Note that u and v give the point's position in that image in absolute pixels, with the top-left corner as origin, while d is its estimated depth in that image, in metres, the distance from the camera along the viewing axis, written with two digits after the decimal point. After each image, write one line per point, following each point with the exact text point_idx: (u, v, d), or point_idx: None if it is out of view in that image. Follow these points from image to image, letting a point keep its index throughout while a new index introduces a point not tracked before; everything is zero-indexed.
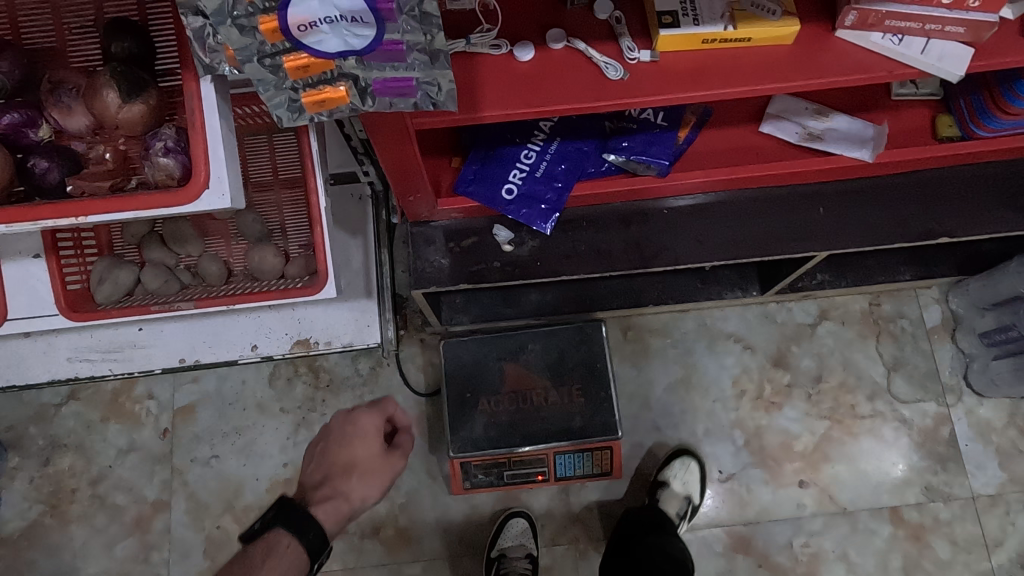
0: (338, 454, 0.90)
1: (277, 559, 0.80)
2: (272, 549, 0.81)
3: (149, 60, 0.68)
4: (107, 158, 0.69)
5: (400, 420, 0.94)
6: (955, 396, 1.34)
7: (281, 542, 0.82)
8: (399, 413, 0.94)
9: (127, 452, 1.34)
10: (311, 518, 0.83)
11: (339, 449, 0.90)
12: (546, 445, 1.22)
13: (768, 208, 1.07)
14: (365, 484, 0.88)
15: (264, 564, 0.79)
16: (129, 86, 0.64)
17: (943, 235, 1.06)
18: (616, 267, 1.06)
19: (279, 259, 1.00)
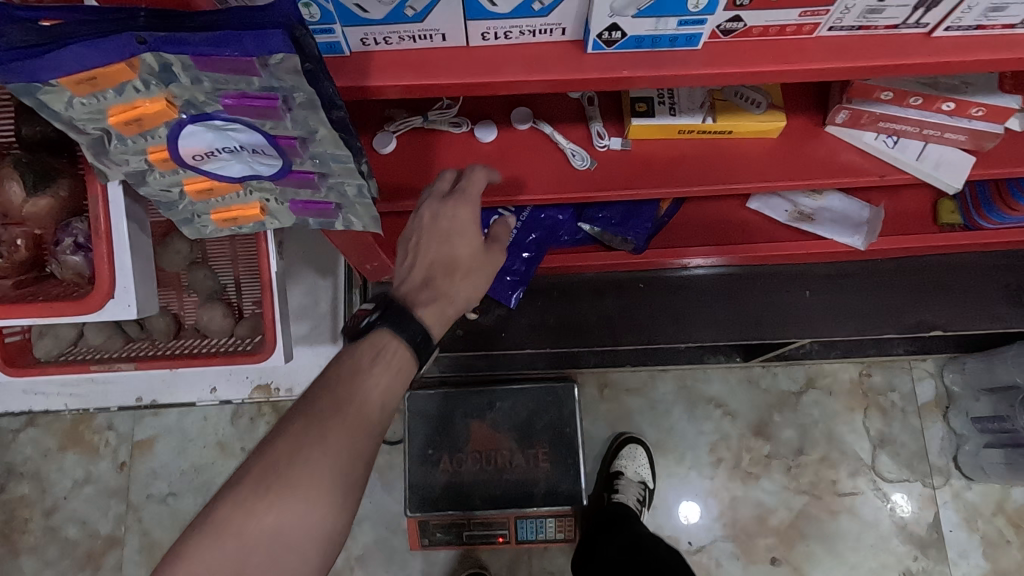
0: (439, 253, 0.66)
1: (388, 362, 0.62)
2: (379, 351, 0.62)
3: (61, 143, 0.71)
4: (19, 245, 0.70)
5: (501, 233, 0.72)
6: (942, 478, 1.28)
7: (392, 346, 0.62)
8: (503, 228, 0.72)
9: (83, 484, 1.31)
10: (414, 315, 0.64)
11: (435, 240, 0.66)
12: (508, 509, 1.18)
13: (751, 288, 1.01)
14: (467, 283, 0.68)
15: (375, 373, 0.61)
16: (36, 178, 0.66)
17: (936, 329, 0.99)
18: (585, 342, 1.01)
19: (228, 319, 0.95)
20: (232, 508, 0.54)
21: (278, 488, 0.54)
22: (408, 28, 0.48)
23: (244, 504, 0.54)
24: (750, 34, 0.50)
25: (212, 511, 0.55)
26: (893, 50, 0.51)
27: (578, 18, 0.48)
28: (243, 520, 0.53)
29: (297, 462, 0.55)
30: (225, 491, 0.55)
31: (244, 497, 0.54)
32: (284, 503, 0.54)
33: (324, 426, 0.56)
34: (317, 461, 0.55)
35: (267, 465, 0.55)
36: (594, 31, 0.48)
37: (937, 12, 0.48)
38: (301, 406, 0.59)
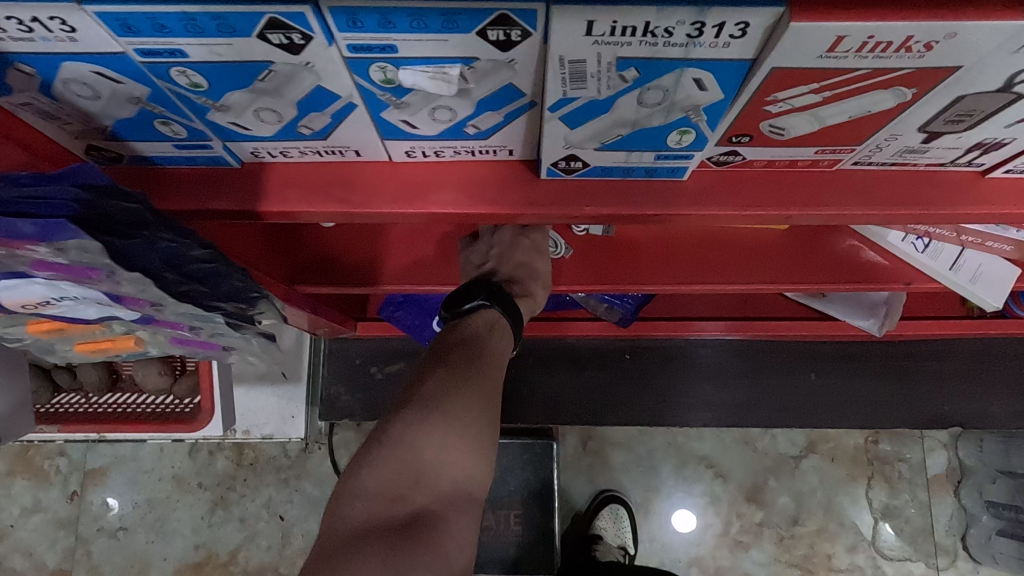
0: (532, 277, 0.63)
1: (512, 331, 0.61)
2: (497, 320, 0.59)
3: None
4: None
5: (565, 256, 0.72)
6: (948, 559, 1.18)
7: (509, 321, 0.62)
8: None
9: (31, 512, 1.24)
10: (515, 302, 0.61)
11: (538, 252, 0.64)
12: (476, 574, 1.10)
13: (749, 367, 0.91)
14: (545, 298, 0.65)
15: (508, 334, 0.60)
16: None
17: (955, 425, 0.88)
18: (560, 418, 0.91)
19: (164, 377, 0.85)
20: (402, 427, 0.50)
21: (440, 417, 0.50)
22: (309, 145, 0.38)
23: (409, 429, 0.49)
24: (751, 166, 0.39)
25: (382, 428, 0.51)
26: (935, 192, 0.39)
27: (527, 141, 0.37)
28: (415, 442, 0.49)
29: (451, 396, 0.52)
30: (393, 410, 0.52)
31: (411, 419, 0.50)
32: (454, 439, 0.50)
33: (479, 374, 0.53)
34: (476, 403, 0.52)
35: (424, 394, 0.52)
36: (547, 160, 0.37)
37: (997, 156, 0.37)
38: (434, 354, 0.56)
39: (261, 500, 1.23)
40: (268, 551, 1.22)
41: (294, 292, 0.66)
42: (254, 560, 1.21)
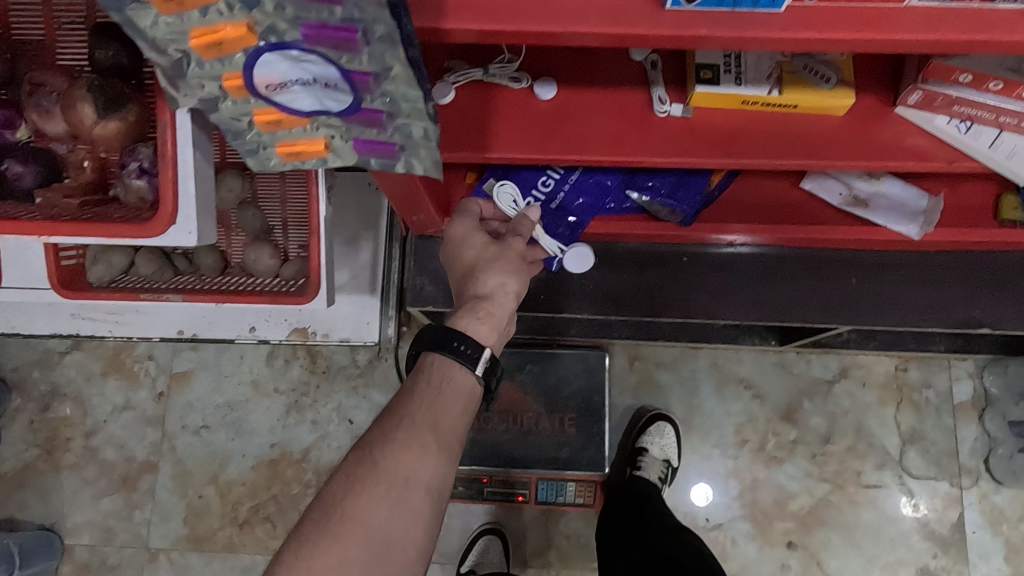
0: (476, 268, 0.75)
1: (456, 394, 0.68)
2: (426, 377, 0.69)
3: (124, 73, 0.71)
4: (85, 166, 0.74)
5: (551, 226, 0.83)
6: (970, 479, 1.26)
7: (454, 375, 0.69)
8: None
9: (122, 409, 1.35)
10: (457, 334, 0.69)
11: (453, 255, 0.78)
12: (532, 470, 1.20)
13: (796, 271, 0.99)
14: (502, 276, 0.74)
15: (447, 400, 0.67)
16: (108, 103, 0.68)
17: (983, 327, 0.97)
18: (623, 311, 1.00)
19: (275, 260, 0.97)
20: (300, 548, 0.58)
21: (337, 529, 0.59)
22: None
23: (304, 550, 0.58)
24: None
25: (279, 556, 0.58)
26: (983, 27, 0.49)
27: None
28: (310, 559, 0.57)
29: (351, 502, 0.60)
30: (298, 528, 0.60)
31: (308, 538, 0.59)
32: (345, 554, 0.58)
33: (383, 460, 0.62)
34: (381, 502, 0.60)
35: (329, 503, 0.60)
36: None
37: None
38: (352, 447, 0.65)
39: (332, 405, 1.34)
40: (338, 451, 1.32)
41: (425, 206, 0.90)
42: (325, 458, 1.32)
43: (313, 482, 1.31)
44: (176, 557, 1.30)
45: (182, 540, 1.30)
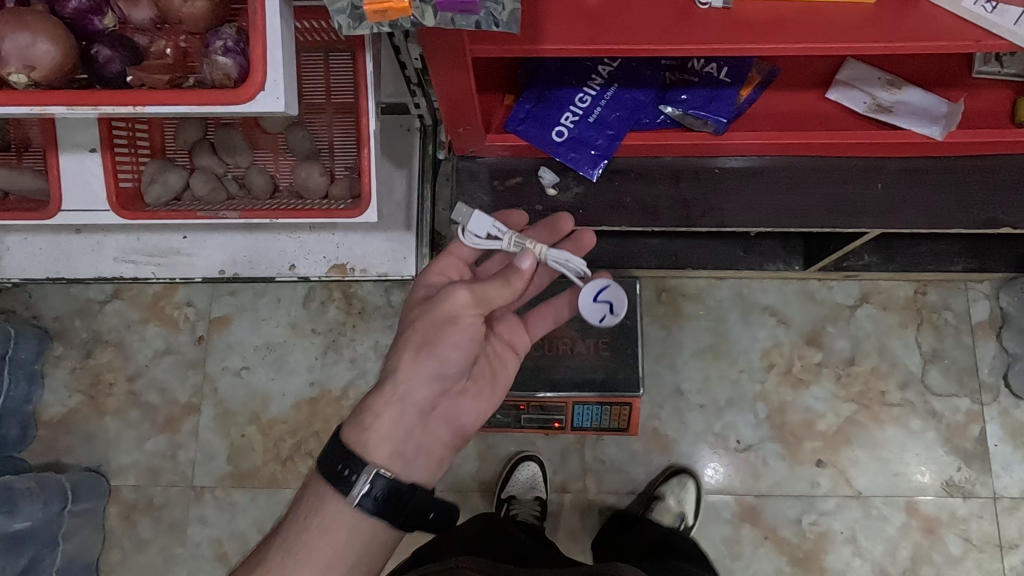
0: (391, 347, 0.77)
1: (328, 527, 0.68)
2: (310, 507, 0.70)
3: None
4: (167, 53, 0.75)
5: (490, 296, 0.76)
6: (991, 395, 1.31)
7: (328, 505, 0.69)
8: (520, 279, 0.79)
9: (163, 354, 1.39)
10: (338, 457, 0.70)
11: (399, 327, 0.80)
12: (569, 392, 1.23)
13: (823, 179, 1.04)
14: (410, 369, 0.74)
15: (315, 536, 0.68)
16: None
17: (1005, 226, 1.01)
18: (659, 222, 1.04)
19: (324, 178, 1.01)
20: None
21: None
22: None
23: None
24: None
25: None
26: None
27: None
28: None
29: None
30: None
31: None
32: None
33: None
34: None
35: None
36: None
37: None
38: None
39: (369, 343, 1.37)
40: None
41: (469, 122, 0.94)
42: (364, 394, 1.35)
43: None
44: (221, 494, 1.33)
45: (226, 478, 1.33)
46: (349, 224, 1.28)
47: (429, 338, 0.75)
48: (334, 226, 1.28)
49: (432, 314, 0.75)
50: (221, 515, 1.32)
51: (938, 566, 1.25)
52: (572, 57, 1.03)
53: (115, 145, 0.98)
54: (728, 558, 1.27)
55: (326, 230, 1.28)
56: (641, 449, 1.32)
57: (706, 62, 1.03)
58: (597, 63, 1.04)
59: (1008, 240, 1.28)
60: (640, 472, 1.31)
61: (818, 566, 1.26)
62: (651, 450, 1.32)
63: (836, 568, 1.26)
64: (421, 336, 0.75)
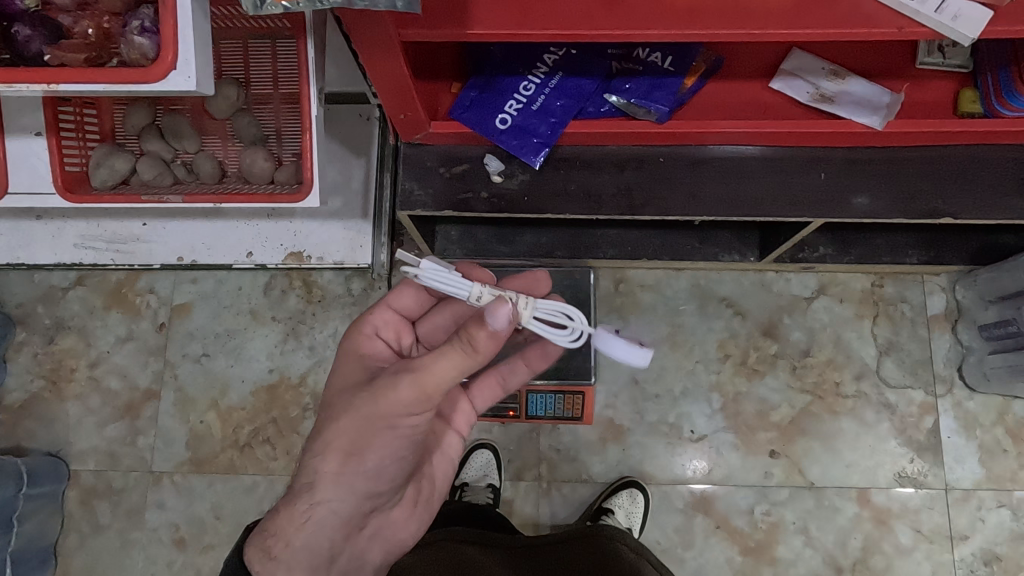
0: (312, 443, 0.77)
1: None
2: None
3: None
4: (88, 34, 0.77)
5: (427, 384, 0.73)
6: (945, 387, 1.31)
7: None
8: (484, 334, 0.68)
9: (125, 340, 1.40)
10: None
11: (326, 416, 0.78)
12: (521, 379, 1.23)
13: (768, 168, 1.04)
14: (335, 488, 0.76)
15: None
16: None
17: (947, 217, 1.01)
18: (604, 210, 1.05)
19: (269, 163, 1.02)
20: None
21: None
22: None
23: None
24: None
25: None
26: None
27: None
28: None
29: None
30: None
31: None
32: None
33: None
34: None
35: None
36: None
37: None
38: None
39: (328, 331, 1.38)
40: None
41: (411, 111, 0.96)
42: (322, 382, 1.36)
43: (310, 405, 1.35)
44: (179, 479, 1.34)
45: (184, 464, 1.34)
46: (307, 212, 1.30)
47: (356, 449, 0.75)
48: (291, 214, 1.30)
49: (359, 415, 0.75)
50: (179, 500, 1.33)
51: (887, 557, 1.26)
52: (517, 45, 1.03)
53: (61, 129, 0.98)
54: (679, 546, 1.28)
55: (283, 218, 1.30)
56: (596, 438, 1.33)
57: (651, 51, 1.04)
58: (543, 52, 1.04)
59: (964, 232, 1.26)
60: (595, 461, 1.32)
61: (769, 556, 1.27)
62: (605, 439, 1.32)
63: (787, 558, 1.27)
64: (348, 445, 0.75)
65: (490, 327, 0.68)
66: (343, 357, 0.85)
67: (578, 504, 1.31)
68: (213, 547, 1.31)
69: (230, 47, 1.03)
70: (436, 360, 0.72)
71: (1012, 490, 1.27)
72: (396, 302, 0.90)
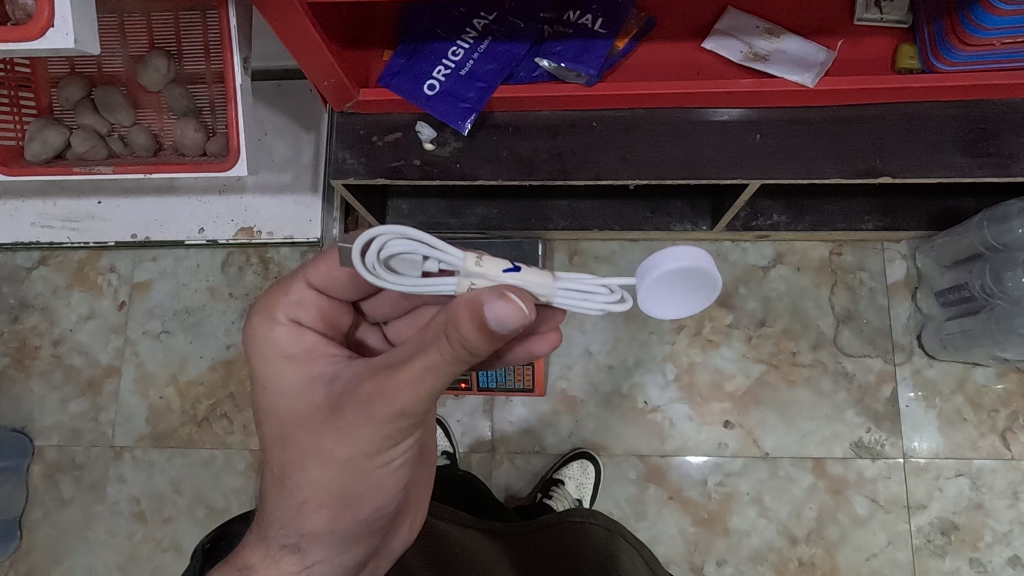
0: (277, 495, 0.67)
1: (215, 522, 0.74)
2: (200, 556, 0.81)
3: None
4: None
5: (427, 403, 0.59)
6: (904, 355, 1.29)
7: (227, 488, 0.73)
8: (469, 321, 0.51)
9: (87, 318, 1.42)
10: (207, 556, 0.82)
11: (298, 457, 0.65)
12: None
13: (706, 129, 1.02)
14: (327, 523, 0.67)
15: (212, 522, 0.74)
16: None
17: (884, 174, 0.99)
18: (535, 175, 1.04)
19: (199, 134, 1.04)
20: None
21: None
22: None
23: None
24: None
25: None
26: None
27: None
28: None
29: None
30: None
31: None
32: None
33: None
34: None
35: None
36: None
37: None
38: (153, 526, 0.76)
39: None
40: None
41: (330, 73, 0.95)
42: None
43: None
44: (139, 453, 1.36)
45: (144, 438, 1.36)
46: (257, 188, 1.31)
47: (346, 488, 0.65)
48: (242, 190, 1.32)
49: (326, 463, 0.64)
50: (139, 474, 1.35)
51: (843, 527, 1.24)
52: (445, 10, 1.02)
53: None
54: (631, 517, 1.27)
55: (234, 194, 1.32)
56: (549, 410, 1.32)
57: (582, 14, 1.03)
58: (472, 16, 1.03)
59: (921, 198, 1.22)
60: (548, 433, 1.32)
61: (722, 527, 1.26)
62: (559, 411, 1.32)
63: (740, 529, 1.25)
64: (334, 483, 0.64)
65: (524, 301, 0.51)
66: (257, 365, 0.69)
67: (531, 475, 1.30)
68: (172, 519, 1.33)
69: (160, 20, 1.04)
70: (409, 389, 0.56)
71: (971, 459, 1.24)
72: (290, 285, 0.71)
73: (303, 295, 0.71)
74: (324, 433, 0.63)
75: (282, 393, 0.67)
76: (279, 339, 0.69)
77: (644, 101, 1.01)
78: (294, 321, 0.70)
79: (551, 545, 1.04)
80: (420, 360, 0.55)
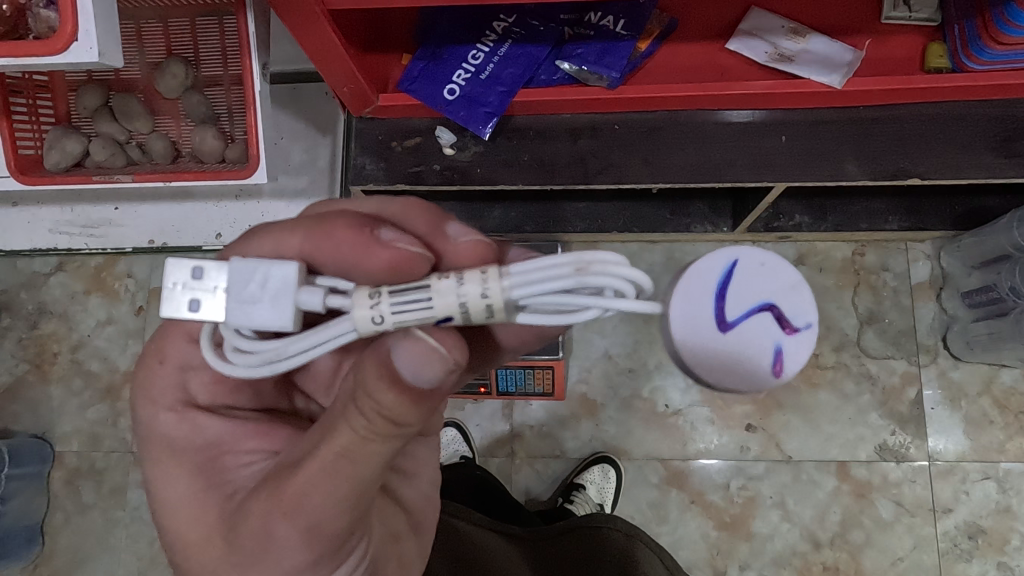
0: None
1: None
2: None
3: None
4: None
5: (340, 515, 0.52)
6: (928, 357, 1.27)
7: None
8: (376, 376, 0.47)
9: (105, 324, 1.42)
10: None
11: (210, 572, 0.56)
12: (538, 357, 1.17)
13: (728, 133, 1.00)
14: None
15: None
16: None
17: (912, 177, 0.97)
18: (557, 179, 1.03)
19: (218, 141, 1.03)
20: None
21: None
22: None
23: None
24: None
25: None
26: None
27: None
28: None
29: None
30: None
31: None
32: None
33: None
34: None
35: None
36: None
37: None
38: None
39: None
40: None
41: (350, 78, 0.94)
42: None
43: None
44: None
45: None
46: (274, 192, 1.30)
47: None
48: (259, 195, 1.30)
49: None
50: None
51: (867, 531, 1.23)
52: (466, 14, 1.01)
53: (12, 112, 1.00)
54: (653, 522, 1.26)
55: (251, 199, 1.31)
56: (569, 415, 1.31)
57: (604, 15, 1.01)
58: (493, 19, 1.02)
59: (946, 197, 1.21)
60: (567, 437, 1.31)
61: (745, 531, 1.24)
62: (578, 416, 1.31)
63: (764, 533, 1.24)
64: None
65: (438, 339, 0.47)
66: (146, 466, 0.61)
67: (551, 479, 1.30)
68: None
69: (177, 25, 1.04)
70: (318, 489, 0.50)
71: (998, 462, 1.23)
72: (167, 352, 0.64)
73: (189, 360, 0.64)
74: (234, 547, 0.54)
75: (179, 499, 0.58)
76: (184, 429, 0.61)
77: (671, 103, 1.00)
78: (189, 405, 0.63)
79: (569, 546, 1.04)
80: (328, 448, 0.49)
